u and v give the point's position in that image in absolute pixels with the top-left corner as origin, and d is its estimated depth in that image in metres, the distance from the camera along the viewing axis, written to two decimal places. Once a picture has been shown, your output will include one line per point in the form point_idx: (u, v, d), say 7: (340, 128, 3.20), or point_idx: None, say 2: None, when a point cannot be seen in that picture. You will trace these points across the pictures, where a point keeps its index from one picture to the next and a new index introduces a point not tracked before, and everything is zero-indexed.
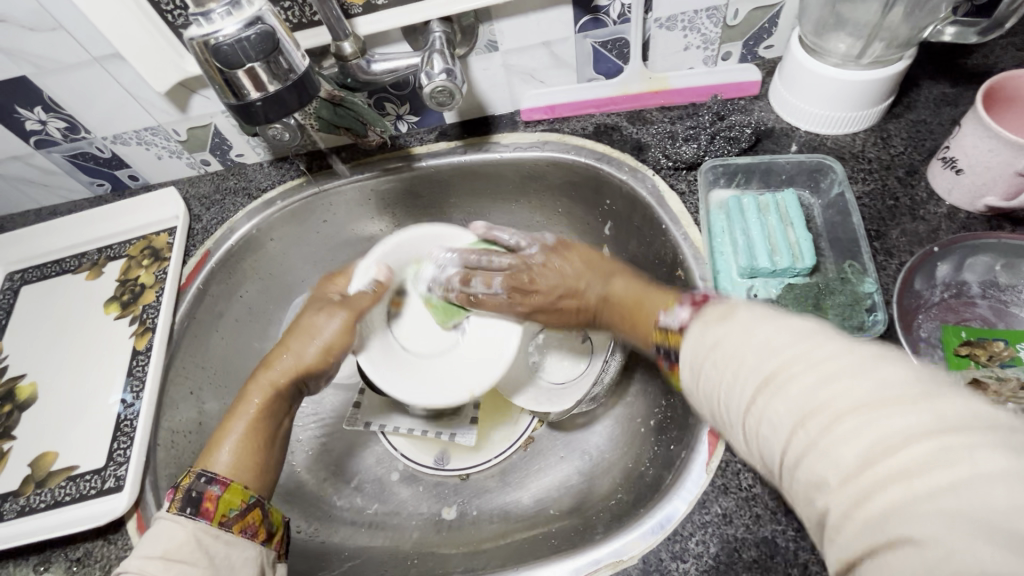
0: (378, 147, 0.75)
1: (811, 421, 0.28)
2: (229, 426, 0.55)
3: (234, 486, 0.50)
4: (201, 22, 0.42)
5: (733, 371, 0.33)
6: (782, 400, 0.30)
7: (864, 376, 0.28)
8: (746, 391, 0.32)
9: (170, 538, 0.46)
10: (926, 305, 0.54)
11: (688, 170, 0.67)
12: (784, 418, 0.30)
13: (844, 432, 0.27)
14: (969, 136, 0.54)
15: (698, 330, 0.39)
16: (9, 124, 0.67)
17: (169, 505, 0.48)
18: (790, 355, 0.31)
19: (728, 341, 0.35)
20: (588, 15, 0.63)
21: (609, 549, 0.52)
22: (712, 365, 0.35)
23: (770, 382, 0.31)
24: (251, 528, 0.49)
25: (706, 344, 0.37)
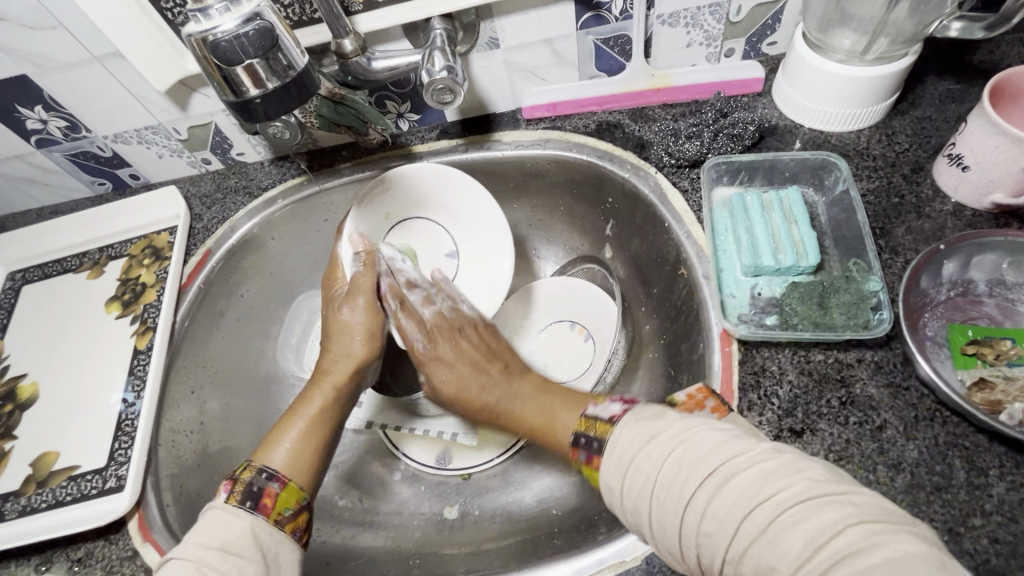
0: (379, 146, 0.75)
1: (760, 513, 0.34)
2: (288, 423, 0.54)
3: (291, 484, 0.50)
4: (199, 19, 0.42)
5: (676, 467, 0.38)
6: (727, 498, 0.35)
7: (796, 475, 0.35)
8: (693, 486, 0.37)
9: (227, 530, 0.45)
10: (933, 304, 0.53)
11: (691, 168, 0.66)
12: (730, 513, 0.35)
13: (792, 519, 0.33)
14: (975, 133, 0.53)
15: (632, 424, 0.43)
16: (9, 124, 0.67)
17: (227, 497, 0.48)
18: (731, 457, 0.37)
19: (670, 438, 0.40)
20: (590, 11, 0.62)
21: (612, 550, 0.52)
22: (653, 459, 0.39)
23: (716, 481, 0.36)
24: (300, 531, 0.48)
25: (637, 444, 0.41)
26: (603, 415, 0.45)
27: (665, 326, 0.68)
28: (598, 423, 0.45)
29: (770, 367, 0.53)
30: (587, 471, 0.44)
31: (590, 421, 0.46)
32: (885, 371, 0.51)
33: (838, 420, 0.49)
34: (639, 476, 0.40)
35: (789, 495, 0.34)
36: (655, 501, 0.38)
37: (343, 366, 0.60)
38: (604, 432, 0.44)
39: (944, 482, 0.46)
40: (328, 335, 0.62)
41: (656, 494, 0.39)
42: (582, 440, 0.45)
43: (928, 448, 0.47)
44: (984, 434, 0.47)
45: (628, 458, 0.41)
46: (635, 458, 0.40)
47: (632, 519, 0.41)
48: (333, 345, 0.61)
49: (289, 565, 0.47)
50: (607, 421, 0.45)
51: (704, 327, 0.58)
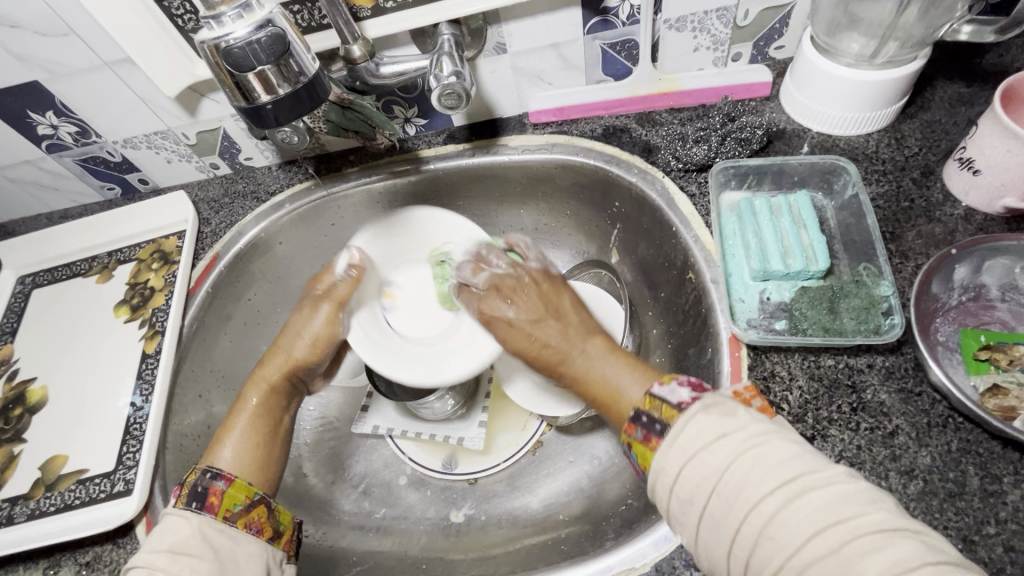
0: (387, 150, 0.75)
1: (820, 540, 0.33)
2: (229, 425, 0.55)
3: (237, 481, 0.50)
4: (212, 26, 0.43)
5: (741, 476, 0.36)
6: (796, 514, 0.34)
7: (872, 506, 0.34)
8: (757, 495, 0.35)
9: (177, 533, 0.46)
10: (944, 308, 0.53)
11: (699, 172, 0.66)
12: (798, 529, 0.34)
13: (867, 546, 0.32)
14: (987, 137, 0.53)
15: (702, 412, 0.40)
16: (21, 129, 0.68)
17: (175, 501, 0.48)
18: (804, 474, 0.35)
19: (737, 435, 0.38)
20: (597, 16, 0.63)
21: (621, 556, 0.52)
22: (716, 454, 0.38)
23: (786, 494, 0.35)
24: (256, 524, 0.49)
25: (705, 439, 0.39)
26: (670, 399, 0.43)
27: (672, 331, 0.68)
28: (663, 407, 0.43)
29: (780, 372, 0.53)
30: (638, 447, 0.43)
31: (654, 401, 0.44)
32: (896, 377, 0.50)
33: (848, 426, 0.49)
34: (700, 472, 0.38)
35: (868, 522, 0.33)
36: (715, 500, 0.37)
37: (280, 369, 0.59)
38: (669, 418, 0.41)
39: (957, 489, 0.45)
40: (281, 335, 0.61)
41: (716, 495, 0.37)
42: (643, 418, 0.43)
43: (940, 454, 0.47)
44: (998, 440, 0.46)
45: (692, 452, 0.39)
46: (700, 454, 0.38)
47: (678, 510, 0.39)
48: (281, 350, 0.60)
49: (248, 560, 0.47)
50: (674, 406, 0.42)
51: (713, 333, 0.57)
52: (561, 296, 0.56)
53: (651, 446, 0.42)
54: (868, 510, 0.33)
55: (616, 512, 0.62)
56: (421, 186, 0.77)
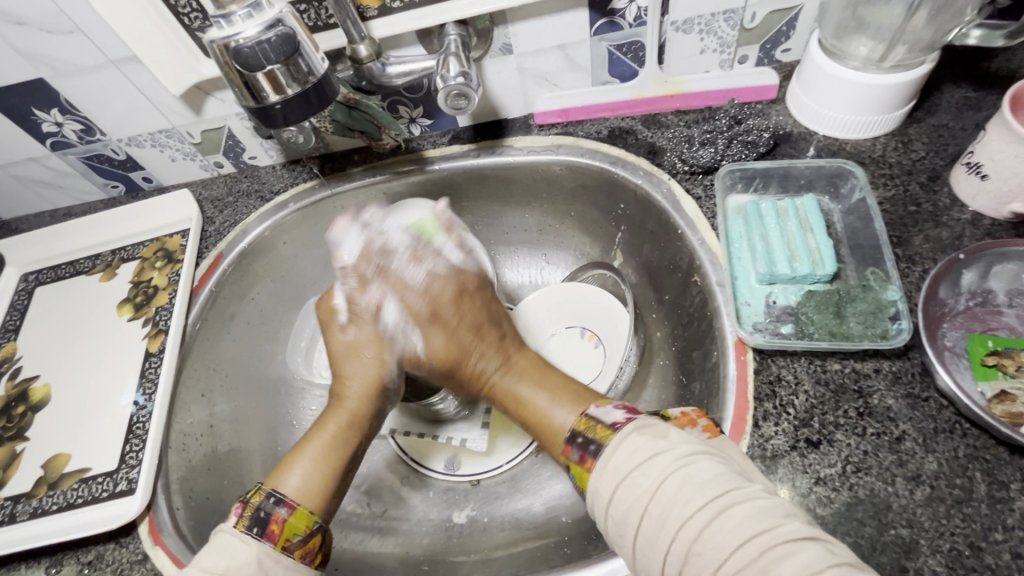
0: (391, 151, 0.75)
1: (742, 552, 0.36)
2: (301, 448, 0.54)
3: (299, 510, 0.49)
4: (221, 25, 0.43)
5: (672, 492, 0.40)
6: (724, 526, 0.37)
7: (787, 517, 0.38)
8: (690, 509, 0.38)
9: (233, 556, 0.45)
10: (951, 313, 0.52)
11: (705, 174, 0.66)
12: (725, 539, 0.37)
13: (783, 552, 0.35)
14: (995, 142, 0.53)
15: (636, 437, 0.44)
16: (26, 127, 0.68)
17: (236, 521, 0.48)
18: (735, 489, 0.39)
19: (661, 457, 0.42)
20: (604, 17, 0.62)
21: (627, 559, 0.52)
22: (642, 473, 0.41)
23: (708, 513, 0.38)
24: (311, 555, 0.48)
25: (638, 458, 0.42)
26: (604, 419, 0.47)
27: (676, 334, 0.68)
28: (598, 426, 0.47)
29: (786, 376, 0.52)
30: (574, 468, 0.46)
31: (591, 422, 0.48)
32: (903, 382, 0.50)
33: (855, 431, 0.49)
34: (632, 490, 0.41)
35: (786, 531, 0.36)
36: (646, 520, 0.40)
37: (360, 385, 0.58)
38: (603, 436, 0.45)
39: (964, 495, 0.45)
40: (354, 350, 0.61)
41: (647, 514, 0.40)
42: (579, 439, 0.47)
43: (947, 460, 0.46)
44: (1005, 446, 0.46)
45: (626, 471, 0.42)
46: (632, 474, 0.42)
47: (614, 529, 0.42)
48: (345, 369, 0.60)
49: None
50: (608, 425, 0.46)
51: (718, 335, 0.57)
52: (488, 307, 0.64)
53: (586, 466, 0.45)
54: (786, 521, 0.37)
55: None
56: (425, 187, 0.77)
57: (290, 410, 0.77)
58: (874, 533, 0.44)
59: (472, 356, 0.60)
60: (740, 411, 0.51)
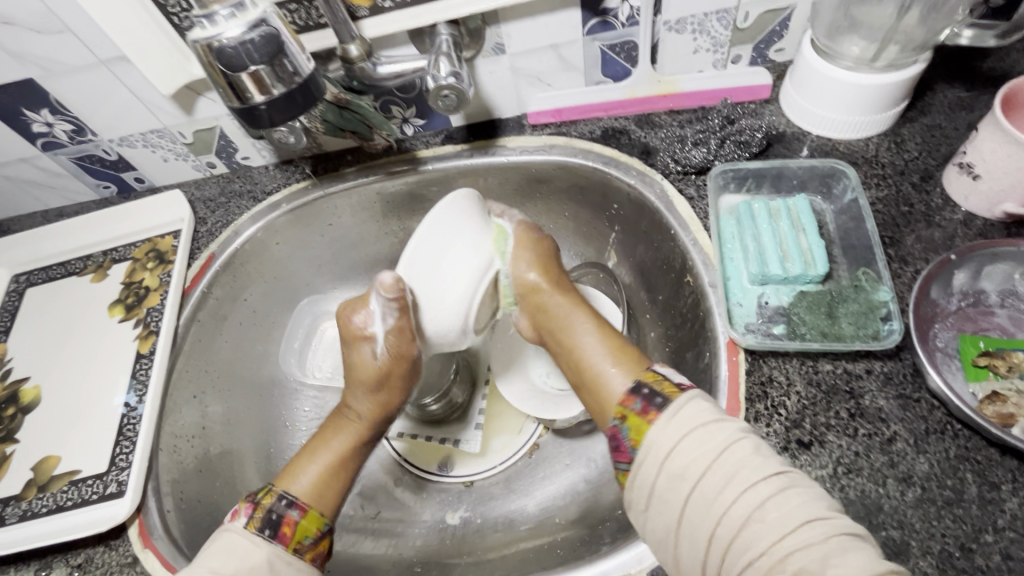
0: (384, 151, 0.75)
1: (808, 530, 0.36)
2: (312, 455, 0.54)
3: (312, 512, 0.50)
4: (204, 25, 0.43)
5: (739, 456, 0.40)
6: (782, 504, 0.37)
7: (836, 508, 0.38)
8: (756, 477, 0.39)
9: (244, 557, 0.46)
10: (943, 314, 0.52)
11: (698, 174, 0.66)
12: (783, 519, 0.37)
13: (842, 546, 0.35)
14: (987, 142, 0.53)
15: (696, 404, 0.43)
16: (16, 127, 0.67)
17: (246, 522, 0.48)
18: (791, 470, 0.40)
19: (725, 430, 0.41)
20: (596, 17, 0.62)
21: (616, 562, 0.52)
22: (701, 440, 0.41)
23: (773, 486, 0.38)
24: (320, 557, 0.50)
25: (705, 419, 0.42)
26: (671, 377, 0.46)
27: (670, 334, 0.67)
28: (665, 383, 0.45)
29: (778, 377, 0.52)
30: (631, 420, 0.44)
31: (657, 378, 0.47)
32: (894, 383, 0.50)
33: (847, 432, 0.48)
34: (694, 451, 0.41)
35: (839, 523, 0.37)
36: (705, 480, 0.40)
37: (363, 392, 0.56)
38: (671, 393, 0.44)
39: (955, 496, 0.45)
40: (385, 378, 0.55)
41: (706, 475, 0.40)
42: (645, 390, 0.45)
43: (939, 461, 0.46)
44: (996, 448, 0.46)
45: (687, 429, 0.41)
46: (696, 433, 0.41)
47: (664, 488, 0.41)
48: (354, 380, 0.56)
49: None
50: (675, 385, 0.45)
51: (711, 336, 0.57)
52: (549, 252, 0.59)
53: (647, 418, 0.43)
54: (835, 514, 0.37)
55: (612, 517, 0.61)
56: (418, 187, 0.77)
57: (283, 411, 0.77)
58: (865, 535, 0.44)
59: (553, 304, 0.57)
60: (731, 412, 0.51)
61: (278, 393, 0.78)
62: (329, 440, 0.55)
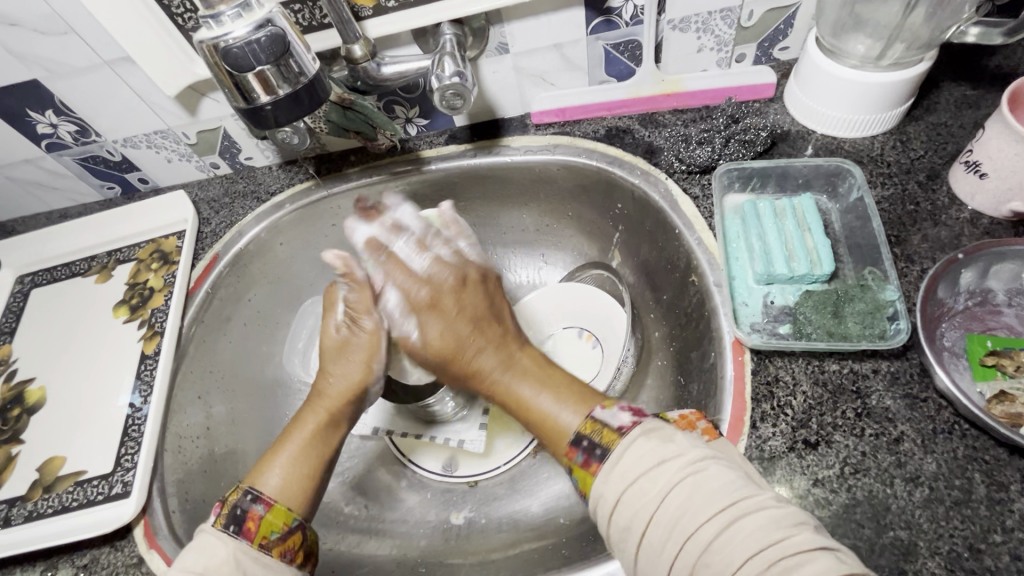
0: (387, 151, 0.75)
1: (752, 570, 0.35)
2: (285, 440, 0.54)
3: (277, 507, 0.49)
4: (211, 25, 0.42)
5: (685, 495, 0.39)
6: (735, 535, 0.37)
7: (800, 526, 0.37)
8: (699, 520, 0.38)
9: (211, 556, 0.45)
10: (950, 313, 0.52)
11: (702, 173, 0.66)
12: (737, 550, 0.36)
13: (797, 562, 0.35)
14: (994, 140, 0.52)
15: (642, 442, 0.42)
16: (20, 128, 0.68)
17: (214, 520, 0.48)
18: (744, 497, 0.38)
19: (667, 466, 0.40)
20: (600, 16, 0.62)
21: (621, 563, 0.52)
22: (644, 484, 0.40)
23: (717, 526, 0.37)
24: (290, 553, 0.48)
25: (647, 464, 0.41)
26: (610, 422, 0.45)
27: (674, 334, 0.67)
28: (604, 430, 0.44)
29: (784, 377, 0.52)
30: (578, 471, 0.44)
31: (596, 426, 0.45)
32: (901, 383, 0.50)
33: (853, 432, 0.48)
34: (641, 498, 0.40)
35: (797, 542, 0.36)
36: (652, 528, 0.39)
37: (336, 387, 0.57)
38: (609, 442, 0.43)
39: (963, 496, 0.45)
40: (342, 349, 0.59)
41: (651, 523, 0.39)
42: (585, 441, 0.44)
43: (946, 461, 0.46)
44: (1004, 447, 0.46)
45: (632, 476, 0.41)
46: (641, 479, 0.40)
47: (617, 537, 0.41)
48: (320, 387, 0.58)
49: None
50: (614, 430, 0.44)
51: (716, 336, 0.57)
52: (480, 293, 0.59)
53: (590, 470, 0.43)
54: (796, 531, 0.37)
55: None
56: (421, 187, 0.76)
57: (287, 412, 0.77)
58: (873, 536, 0.44)
59: (471, 351, 0.56)
60: (737, 412, 0.51)
61: (282, 393, 0.78)
62: (304, 419, 0.56)
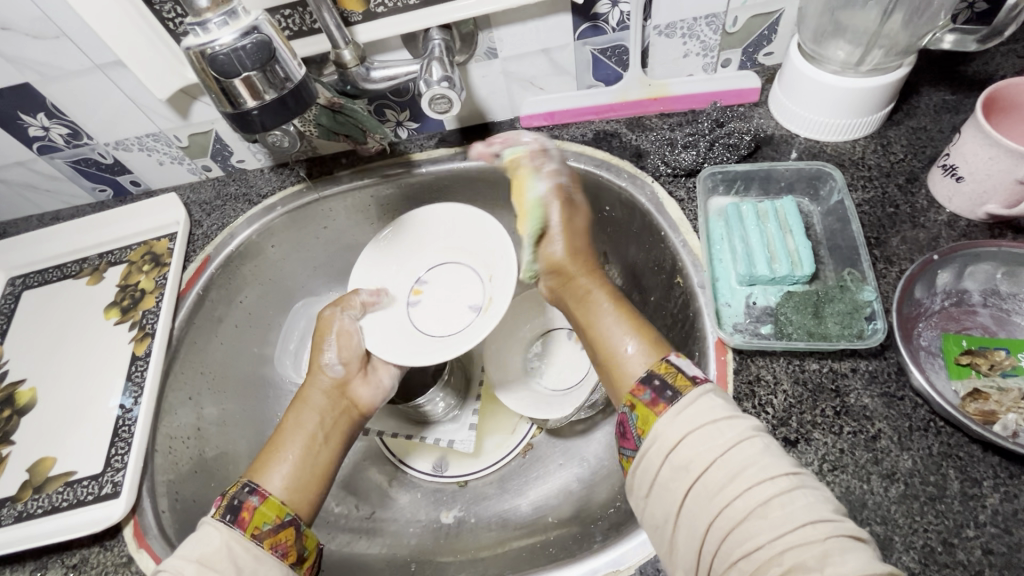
0: (378, 153, 0.76)
1: (808, 530, 0.36)
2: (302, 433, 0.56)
3: (271, 499, 0.50)
4: (197, 32, 0.43)
5: (746, 454, 0.40)
6: (790, 501, 0.37)
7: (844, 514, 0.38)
8: (764, 475, 0.39)
9: (208, 544, 0.45)
10: (927, 313, 0.53)
11: (687, 177, 0.67)
12: (787, 515, 0.37)
13: (841, 545, 0.35)
14: (969, 144, 0.54)
15: (710, 398, 0.44)
16: (13, 131, 0.68)
17: (214, 512, 0.48)
18: (801, 471, 0.40)
19: (733, 427, 0.42)
20: (587, 22, 0.63)
21: (606, 559, 0.52)
22: (704, 437, 0.41)
23: (782, 484, 0.38)
24: (282, 547, 0.47)
25: (717, 415, 0.42)
26: (685, 369, 0.47)
27: (661, 334, 0.68)
28: (677, 375, 0.46)
29: (765, 376, 0.53)
30: (641, 409, 0.46)
31: (670, 368, 0.47)
32: (879, 381, 0.51)
33: (832, 430, 0.49)
34: (704, 444, 0.41)
35: (842, 524, 0.37)
36: (709, 474, 0.40)
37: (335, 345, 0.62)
38: (682, 387, 0.45)
39: (937, 492, 0.46)
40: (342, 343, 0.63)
41: (711, 469, 0.40)
42: (656, 381, 0.47)
43: (922, 458, 0.47)
44: (978, 444, 0.47)
45: (699, 421, 0.42)
46: (707, 426, 0.42)
47: (666, 477, 0.42)
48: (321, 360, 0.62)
49: None
50: (688, 378, 0.46)
51: (700, 336, 0.58)
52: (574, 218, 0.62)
53: (657, 410, 0.45)
54: (842, 516, 0.38)
55: (604, 515, 0.62)
56: (413, 190, 0.77)
57: (278, 412, 0.78)
58: None
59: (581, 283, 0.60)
60: None
61: (273, 394, 0.78)
62: (307, 397, 0.60)
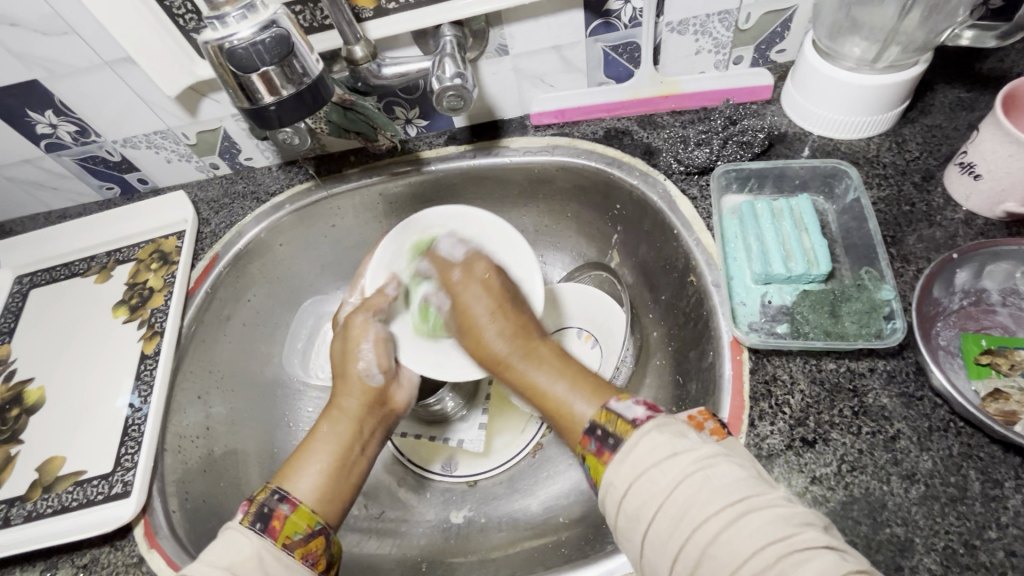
0: (388, 151, 0.75)
1: (767, 551, 0.34)
2: (317, 450, 0.53)
3: (302, 507, 0.49)
4: (215, 26, 0.43)
5: (690, 490, 0.38)
6: (743, 530, 0.36)
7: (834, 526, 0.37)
8: (708, 510, 0.37)
9: (237, 552, 0.45)
10: (945, 313, 0.53)
11: (700, 175, 0.66)
12: (742, 545, 0.35)
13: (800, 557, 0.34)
14: (988, 142, 0.53)
15: (652, 437, 0.41)
16: (20, 129, 0.68)
17: (242, 517, 0.47)
18: (753, 493, 0.38)
19: (670, 464, 0.39)
20: (599, 18, 0.63)
21: (621, 561, 0.52)
22: (646, 480, 0.39)
23: (728, 515, 0.36)
24: (312, 557, 0.47)
25: (658, 456, 0.40)
26: (625, 413, 0.43)
27: (672, 334, 0.67)
28: (619, 420, 0.43)
29: (781, 376, 0.52)
30: (590, 460, 0.43)
31: (611, 415, 0.44)
32: (897, 381, 0.50)
33: (850, 430, 0.49)
34: (648, 487, 0.39)
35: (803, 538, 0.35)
36: (659, 517, 0.38)
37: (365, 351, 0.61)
38: (623, 432, 0.42)
39: (959, 493, 0.45)
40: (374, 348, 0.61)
41: (660, 512, 0.38)
42: (597, 431, 0.43)
43: (942, 459, 0.47)
44: (999, 445, 0.47)
45: (643, 466, 0.40)
46: (650, 468, 0.39)
47: (624, 525, 0.40)
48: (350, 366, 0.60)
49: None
50: (629, 421, 0.42)
51: (715, 335, 0.57)
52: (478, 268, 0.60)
53: (603, 460, 0.42)
54: (803, 529, 0.36)
55: None
56: (422, 188, 0.77)
57: (286, 412, 0.77)
58: (870, 531, 0.45)
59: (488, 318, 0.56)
60: (735, 411, 0.51)
61: (281, 393, 0.78)
62: (342, 405, 0.58)
